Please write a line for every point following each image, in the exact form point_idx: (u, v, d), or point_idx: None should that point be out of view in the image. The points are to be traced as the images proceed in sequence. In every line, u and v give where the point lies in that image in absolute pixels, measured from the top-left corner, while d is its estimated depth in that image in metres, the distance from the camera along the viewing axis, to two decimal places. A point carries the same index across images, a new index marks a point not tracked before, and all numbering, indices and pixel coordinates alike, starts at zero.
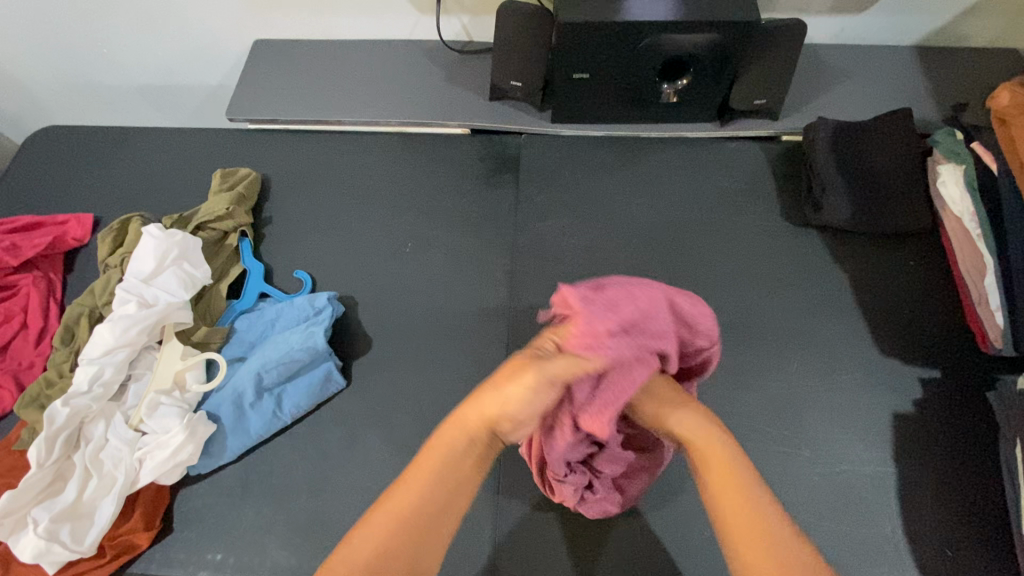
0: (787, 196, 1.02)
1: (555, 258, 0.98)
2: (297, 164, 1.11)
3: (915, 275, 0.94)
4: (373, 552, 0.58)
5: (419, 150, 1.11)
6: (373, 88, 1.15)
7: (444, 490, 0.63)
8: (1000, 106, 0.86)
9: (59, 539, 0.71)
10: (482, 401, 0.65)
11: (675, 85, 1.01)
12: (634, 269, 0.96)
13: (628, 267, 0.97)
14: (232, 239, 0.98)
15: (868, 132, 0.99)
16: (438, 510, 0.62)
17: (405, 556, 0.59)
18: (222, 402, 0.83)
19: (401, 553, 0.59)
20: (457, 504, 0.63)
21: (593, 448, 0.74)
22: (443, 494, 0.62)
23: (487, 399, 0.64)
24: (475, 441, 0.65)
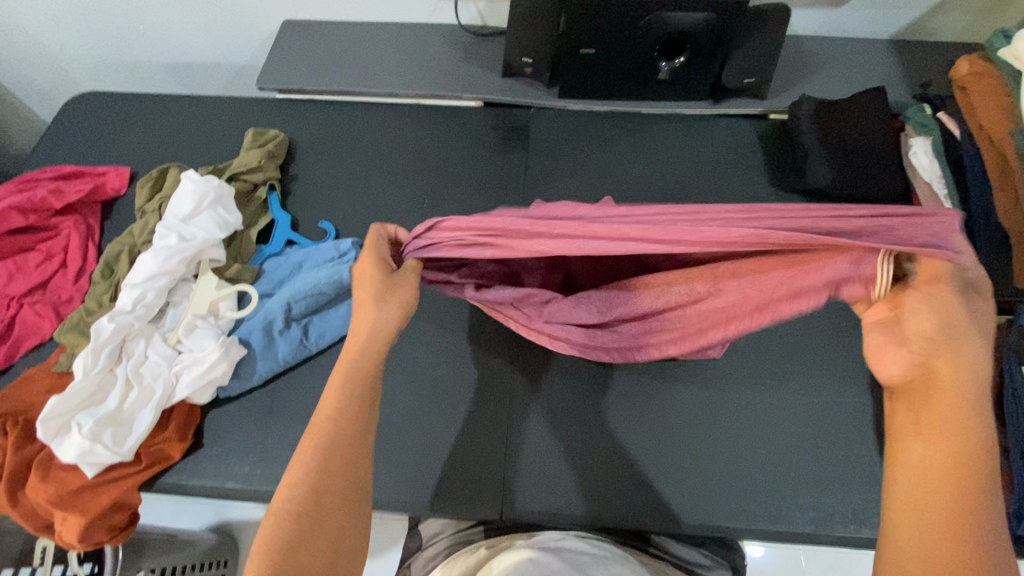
0: (774, 166, 1.12)
1: None
2: (323, 129, 1.19)
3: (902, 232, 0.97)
4: (299, 484, 0.53)
5: (436, 119, 1.20)
6: (395, 64, 1.25)
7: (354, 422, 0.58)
8: (960, 75, 0.96)
9: (102, 440, 0.76)
10: (358, 327, 0.62)
11: (673, 63, 1.10)
12: None
13: None
14: (262, 191, 1.06)
15: (848, 107, 1.08)
16: (346, 451, 0.57)
17: (341, 480, 0.56)
18: (252, 329, 0.89)
19: (334, 482, 0.55)
20: (358, 465, 0.58)
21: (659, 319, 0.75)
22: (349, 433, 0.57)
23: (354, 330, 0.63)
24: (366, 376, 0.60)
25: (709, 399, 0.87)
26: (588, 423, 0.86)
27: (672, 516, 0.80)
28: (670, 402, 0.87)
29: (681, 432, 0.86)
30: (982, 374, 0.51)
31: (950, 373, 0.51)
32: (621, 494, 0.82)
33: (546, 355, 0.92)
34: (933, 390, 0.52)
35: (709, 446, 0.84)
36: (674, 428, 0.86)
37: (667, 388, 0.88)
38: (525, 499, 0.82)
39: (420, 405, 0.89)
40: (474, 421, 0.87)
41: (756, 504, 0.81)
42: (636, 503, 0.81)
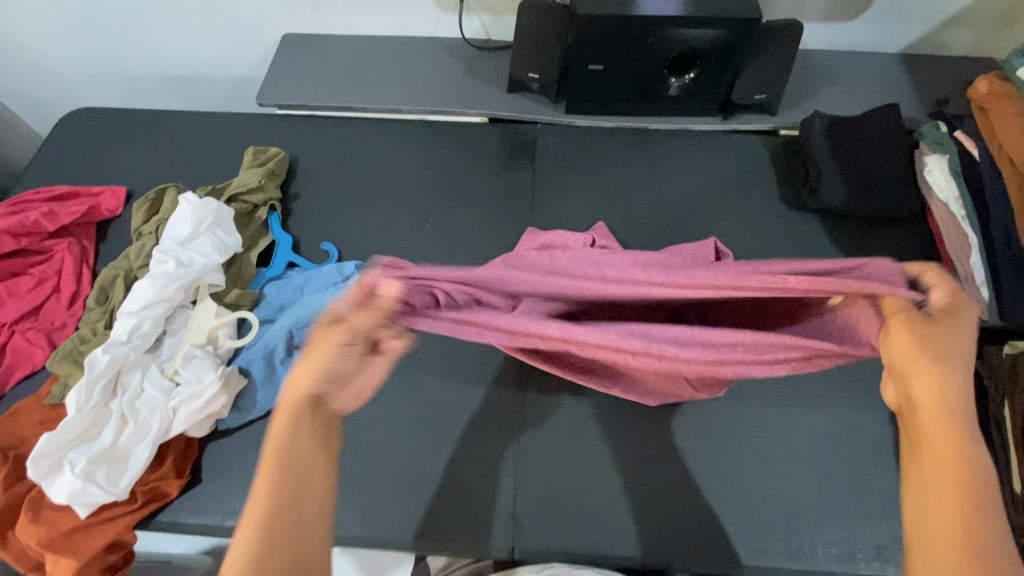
0: (786, 183, 1.09)
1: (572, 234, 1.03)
2: (325, 146, 1.16)
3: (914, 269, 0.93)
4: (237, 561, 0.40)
5: (441, 136, 1.17)
6: (397, 79, 1.22)
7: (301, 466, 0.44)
8: (981, 95, 0.96)
9: (95, 480, 0.73)
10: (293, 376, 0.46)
11: (682, 79, 1.08)
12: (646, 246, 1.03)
13: (641, 247, 1.03)
14: (262, 212, 1.03)
15: (862, 124, 1.06)
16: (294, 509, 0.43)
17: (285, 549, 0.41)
18: (253, 358, 0.86)
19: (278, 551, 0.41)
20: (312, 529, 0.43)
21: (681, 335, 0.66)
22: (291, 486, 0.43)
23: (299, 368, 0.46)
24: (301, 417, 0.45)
25: (725, 428, 0.85)
26: (602, 455, 0.83)
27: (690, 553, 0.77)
28: (686, 432, 0.85)
29: (697, 464, 0.83)
30: (948, 399, 0.43)
31: (926, 394, 0.44)
32: (636, 530, 0.78)
33: (557, 383, 0.89)
34: (911, 416, 0.45)
35: (726, 480, 0.82)
36: (690, 460, 0.83)
37: (682, 418, 0.86)
38: (537, 536, 0.78)
39: (427, 436, 0.85)
40: (482, 453, 0.84)
41: (776, 539, 0.78)
42: (651, 539, 0.78)
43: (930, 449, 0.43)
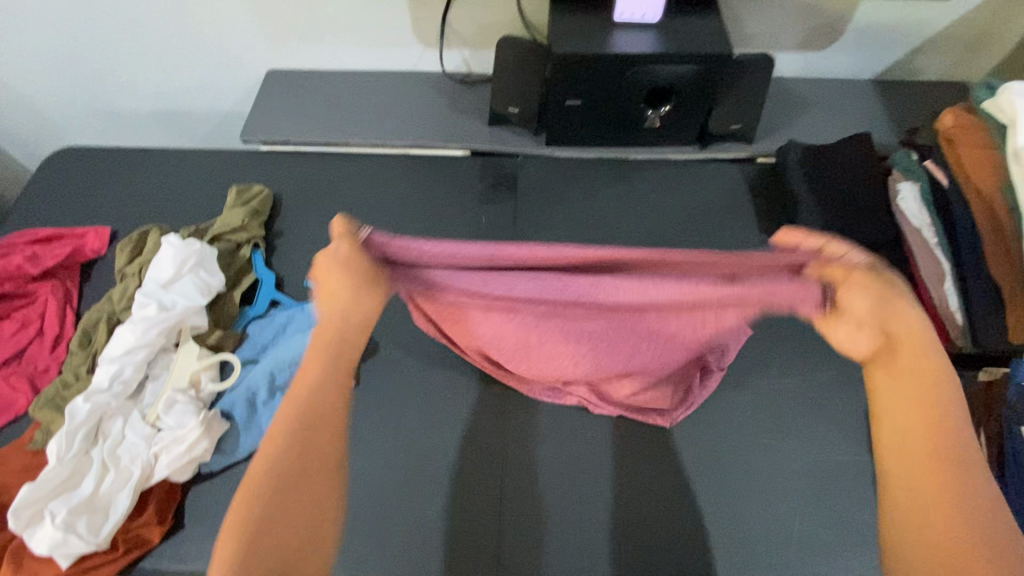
0: (763, 212, 1.11)
1: None
2: (309, 181, 1.18)
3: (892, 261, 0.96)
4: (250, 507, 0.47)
5: (423, 169, 1.19)
6: (380, 113, 1.24)
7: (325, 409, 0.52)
8: (946, 126, 0.96)
9: (76, 530, 0.73)
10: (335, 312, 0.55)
11: (659, 111, 1.10)
12: None
13: None
14: (245, 250, 1.04)
15: (836, 152, 1.08)
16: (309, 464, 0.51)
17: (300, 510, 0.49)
18: (236, 401, 0.86)
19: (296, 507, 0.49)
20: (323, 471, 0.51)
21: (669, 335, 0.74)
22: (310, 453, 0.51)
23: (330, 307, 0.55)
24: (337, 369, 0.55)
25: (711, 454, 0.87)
26: (586, 492, 0.85)
27: None
28: (667, 467, 0.86)
29: (679, 499, 0.84)
30: (937, 362, 0.52)
31: (922, 353, 0.52)
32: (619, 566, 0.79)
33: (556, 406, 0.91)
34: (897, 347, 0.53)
35: (707, 514, 0.83)
36: (670, 495, 0.84)
37: (663, 452, 0.87)
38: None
39: (411, 474, 0.86)
40: (467, 493, 0.85)
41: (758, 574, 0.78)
42: None
43: (920, 395, 0.51)
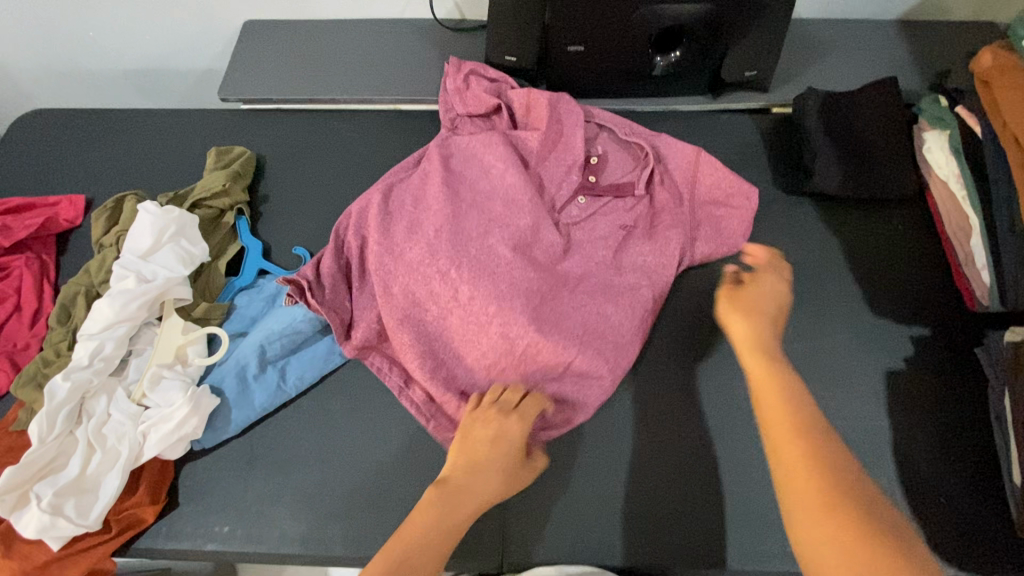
0: (778, 165, 1.04)
1: None
2: (293, 142, 1.10)
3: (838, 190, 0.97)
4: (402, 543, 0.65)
5: (415, 127, 1.11)
6: (367, 67, 1.15)
7: (483, 472, 0.73)
8: (982, 68, 0.89)
9: (64, 513, 0.70)
10: (481, 430, 0.77)
11: (668, 57, 1.02)
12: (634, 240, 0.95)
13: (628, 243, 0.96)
14: (229, 217, 0.98)
15: (857, 100, 1.01)
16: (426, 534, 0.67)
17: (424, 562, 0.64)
18: (225, 375, 0.82)
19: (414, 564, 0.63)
20: (450, 533, 0.68)
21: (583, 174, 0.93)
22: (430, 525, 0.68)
23: (479, 429, 0.77)
24: (494, 454, 0.75)
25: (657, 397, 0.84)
26: (592, 462, 0.81)
27: (684, 561, 0.75)
28: (678, 434, 0.82)
29: (690, 468, 0.80)
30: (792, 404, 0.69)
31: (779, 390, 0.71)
32: (630, 539, 0.77)
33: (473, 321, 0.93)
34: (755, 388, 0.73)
35: (721, 484, 0.79)
36: (684, 465, 0.80)
37: (673, 421, 0.83)
38: (527, 549, 0.77)
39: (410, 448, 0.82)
40: None
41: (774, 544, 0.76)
42: (645, 547, 0.76)
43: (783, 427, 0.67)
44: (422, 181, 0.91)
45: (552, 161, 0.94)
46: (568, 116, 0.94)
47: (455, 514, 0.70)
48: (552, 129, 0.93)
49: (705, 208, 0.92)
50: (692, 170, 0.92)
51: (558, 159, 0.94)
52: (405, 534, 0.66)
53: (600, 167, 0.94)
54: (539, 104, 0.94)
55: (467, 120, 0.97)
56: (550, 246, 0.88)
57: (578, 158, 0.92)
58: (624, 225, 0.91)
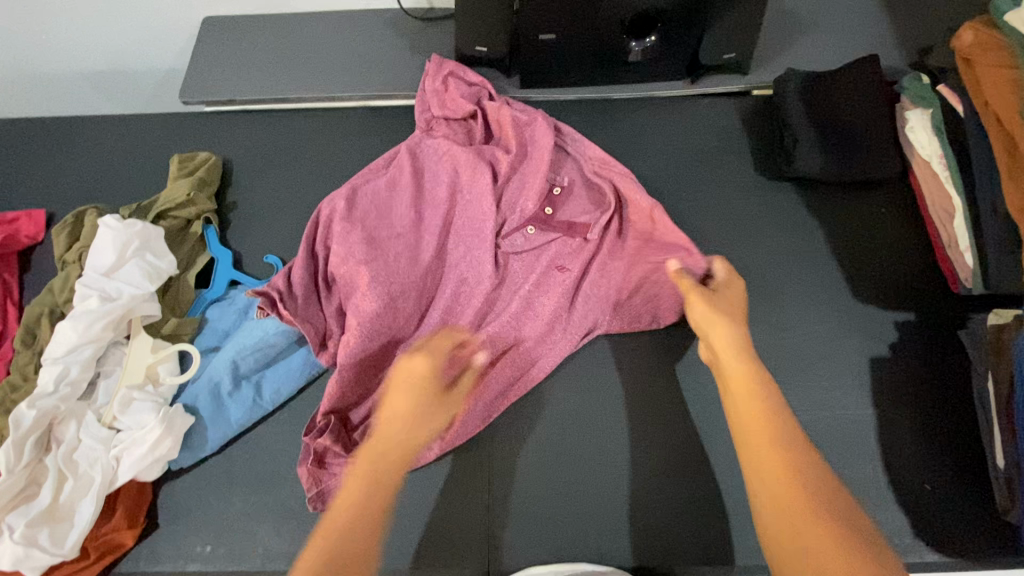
0: (759, 150, 1.02)
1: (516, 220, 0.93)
2: (260, 144, 1.06)
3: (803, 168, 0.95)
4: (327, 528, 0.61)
5: (385, 123, 1.07)
6: (334, 62, 1.11)
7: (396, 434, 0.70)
8: (964, 46, 0.89)
9: (37, 543, 0.69)
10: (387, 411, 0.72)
11: (644, 43, 0.99)
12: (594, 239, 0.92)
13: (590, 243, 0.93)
14: (196, 226, 0.95)
15: (837, 81, 0.98)
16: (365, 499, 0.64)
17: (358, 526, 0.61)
18: (199, 393, 0.80)
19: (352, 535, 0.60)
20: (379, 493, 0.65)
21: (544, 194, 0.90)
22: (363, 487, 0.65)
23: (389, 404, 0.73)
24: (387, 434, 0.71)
25: (562, 421, 0.82)
26: (577, 464, 0.80)
27: (672, 560, 0.75)
28: (663, 432, 0.82)
29: (676, 466, 0.80)
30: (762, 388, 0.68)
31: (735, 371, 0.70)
32: (616, 539, 0.76)
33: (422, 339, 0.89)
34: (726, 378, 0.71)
35: (707, 480, 0.79)
36: (669, 461, 0.80)
37: (658, 419, 0.82)
38: (512, 554, 0.76)
39: None
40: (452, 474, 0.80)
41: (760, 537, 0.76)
42: (633, 548, 0.75)
43: (752, 419, 0.65)
44: (397, 185, 0.90)
45: (515, 183, 0.91)
46: (542, 139, 0.91)
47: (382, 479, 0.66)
48: (520, 146, 0.92)
49: (648, 273, 0.87)
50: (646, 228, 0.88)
51: (523, 185, 0.91)
52: (347, 499, 0.64)
53: (562, 199, 0.91)
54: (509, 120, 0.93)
55: (443, 123, 0.95)
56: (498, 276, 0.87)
57: (538, 187, 0.89)
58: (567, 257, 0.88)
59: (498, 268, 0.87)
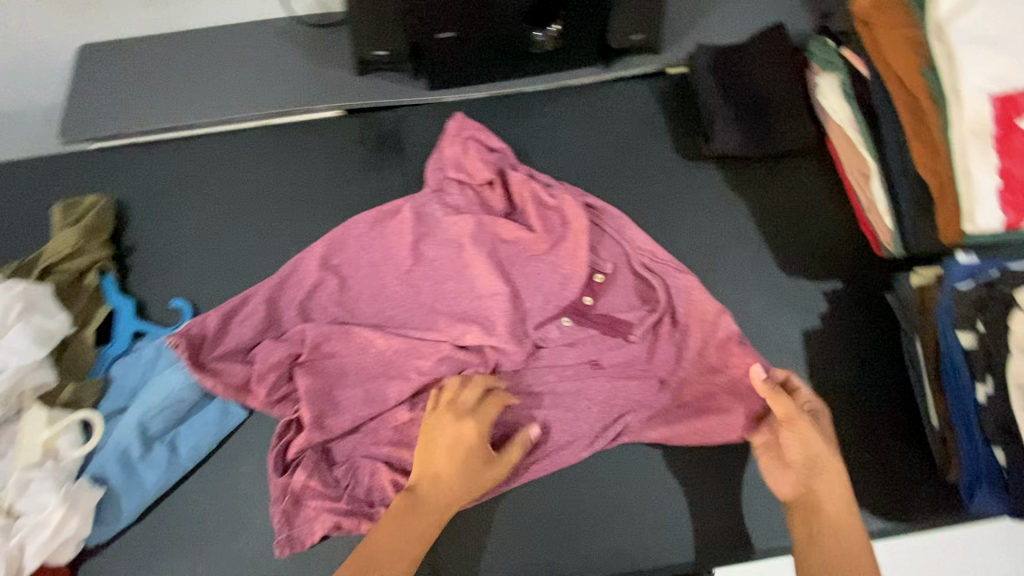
0: (678, 131, 0.99)
1: (433, 232, 0.88)
2: (153, 178, 0.97)
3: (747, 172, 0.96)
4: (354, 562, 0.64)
5: (287, 141, 0.99)
6: (226, 82, 1.03)
7: (429, 476, 0.70)
8: (861, 8, 0.82)
9: None
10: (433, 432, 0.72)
11: (548, 31, 0.94)
12: (549, 253, 0.87)
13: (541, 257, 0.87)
14: (90, 278, 0.87)
15: (746, 54, 0.97)
16: (379, 540, 0.66)
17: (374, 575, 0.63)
18: (105, 462, 0.74)
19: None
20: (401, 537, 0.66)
21: (521, 233, 0.87)
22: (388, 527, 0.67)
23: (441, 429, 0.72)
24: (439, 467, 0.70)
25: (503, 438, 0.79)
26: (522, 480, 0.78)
27: (623, 561, 0.75)
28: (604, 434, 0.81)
29: (619, 466, 0.80)
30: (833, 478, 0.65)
31: (825, 485, 0.65)
32: (566, 549, 0.76)
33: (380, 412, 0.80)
34: (812, 491, 0.65)
35: (653, 477, 0.79)
36: (614, 464, 0.80)
37: (600, 422, 0.80)
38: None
39: None
40: None
41: (709, 527, 0.77)
42: (584, 556, 0.76)
43: (832, 514, 0.63)
44: (382, 230, 0.89)
45: (495, 224, 0.88)
46: (577, 221, 0.87)
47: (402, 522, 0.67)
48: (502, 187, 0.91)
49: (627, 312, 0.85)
50: (630, 264, 0.88)
51: (522, 243, 0.87)
52: (376, 533, 0.66)
53: (567, 253, 0.87)
54: (473, 159, 0.91)
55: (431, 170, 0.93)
56: (469, 321, 0.84)
57: (510, 227, 0.87)
58: (542, 292, 0.86)
59: (465, 318, 0.84)
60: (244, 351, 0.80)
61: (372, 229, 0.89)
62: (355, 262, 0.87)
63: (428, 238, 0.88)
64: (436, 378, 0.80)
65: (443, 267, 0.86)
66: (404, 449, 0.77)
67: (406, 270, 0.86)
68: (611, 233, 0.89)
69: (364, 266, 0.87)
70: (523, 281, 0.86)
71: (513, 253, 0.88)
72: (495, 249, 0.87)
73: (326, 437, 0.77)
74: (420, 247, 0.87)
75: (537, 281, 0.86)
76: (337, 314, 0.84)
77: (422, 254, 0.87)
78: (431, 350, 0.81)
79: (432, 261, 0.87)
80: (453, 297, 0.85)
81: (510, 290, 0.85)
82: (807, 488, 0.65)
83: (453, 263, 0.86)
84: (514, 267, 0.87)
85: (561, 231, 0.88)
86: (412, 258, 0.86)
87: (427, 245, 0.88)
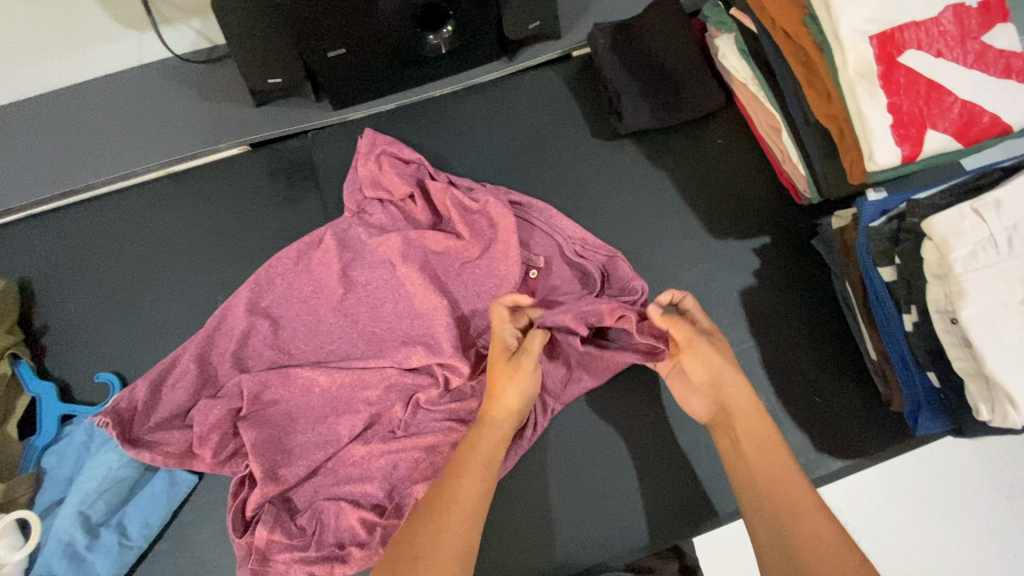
0: (591, 112, 0.99)
1: (361, 255, 0.85)
2: (55, 251, 0.91)
3: (667, 143, 0.97)
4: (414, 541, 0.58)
5: (193, 187, 0.95)
6: (117, 136, 0.97)
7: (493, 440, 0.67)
8: None
9: None
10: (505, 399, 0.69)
11: (441, 34, 0.91)
12: (482, 257, 0.85)
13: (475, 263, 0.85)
14: (3, 367, 0.81)
15: (642, 27, 0.97)
16: (443, 508, 0.60)
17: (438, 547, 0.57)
18: (51, 559, 0.71)
19: (430, 551, 0.57)
20: (467, 507, 0.61)
21: (451, 241, 0.85)
22: (458, 494, 0.61)
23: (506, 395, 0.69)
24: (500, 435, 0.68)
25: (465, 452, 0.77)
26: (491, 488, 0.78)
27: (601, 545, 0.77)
28: (565, 427, 0.82)
29: (584, 455, 0.81)
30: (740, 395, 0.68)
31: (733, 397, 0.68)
32: (545, 546, 0.77)
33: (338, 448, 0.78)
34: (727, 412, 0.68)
35: (619, 458, 0.81)
36: (583, 451, 0.81)
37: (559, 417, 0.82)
38: None
39: None
40: None
41: (682, 496, 0.79)
42: (561, 546, 0.77)
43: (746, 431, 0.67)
44: (306, 260, 0.85)
45: (420, 236, 0.85)
46: (503, 221, 0.85)
47: (460, 493, 0.61)
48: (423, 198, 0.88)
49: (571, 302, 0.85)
50: (563, 253, 0.88)
51: (451, 250, 0.85)
52: (441, 504, 0.60)
53: (499, 254, 0.85)
54: (388, 169, 0.87)
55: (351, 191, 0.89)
56: (412, 338, 0.81)
57: (437, 237, 0.84)
58: (483, 298, 0.85)
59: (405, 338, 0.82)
60: (181, 416, 0.77)
61: (297, 264, 0.85)
62: (284, 301, 0.83)
63: (359, 262, 0.85)
64: (388, 407, 0.79)
65: (377, 290, 0.84)
66: (366, 484, 0.75)
67: (341, 300, 0.83)
68: (541, 225, 0.89)
69: (294, 304, 0.83)
70: (462, 291, 0.85)
71: (448, 262, 0.85)
72: (427, 261, 0.85)
73: (282, 485, 0.75)
74: (350, 274, 0.84)
75: (474, 289, 0.85)
76: (274, 359, 0.81)
77: (354, 282, 0.84)
78: (377, 378, 0.79)
79: (364, 287, 0.84)
80: (393, 317, 0.83)
81: (449, 302, 0.83)
82: (723, 419, 0.69)
83: (386, 284, 0.84)
84: (451, 276, 0.85)
85: (488, 232, 0.86)
86: (342, 286, 0.83)
87: (358, 270, 0.85)
